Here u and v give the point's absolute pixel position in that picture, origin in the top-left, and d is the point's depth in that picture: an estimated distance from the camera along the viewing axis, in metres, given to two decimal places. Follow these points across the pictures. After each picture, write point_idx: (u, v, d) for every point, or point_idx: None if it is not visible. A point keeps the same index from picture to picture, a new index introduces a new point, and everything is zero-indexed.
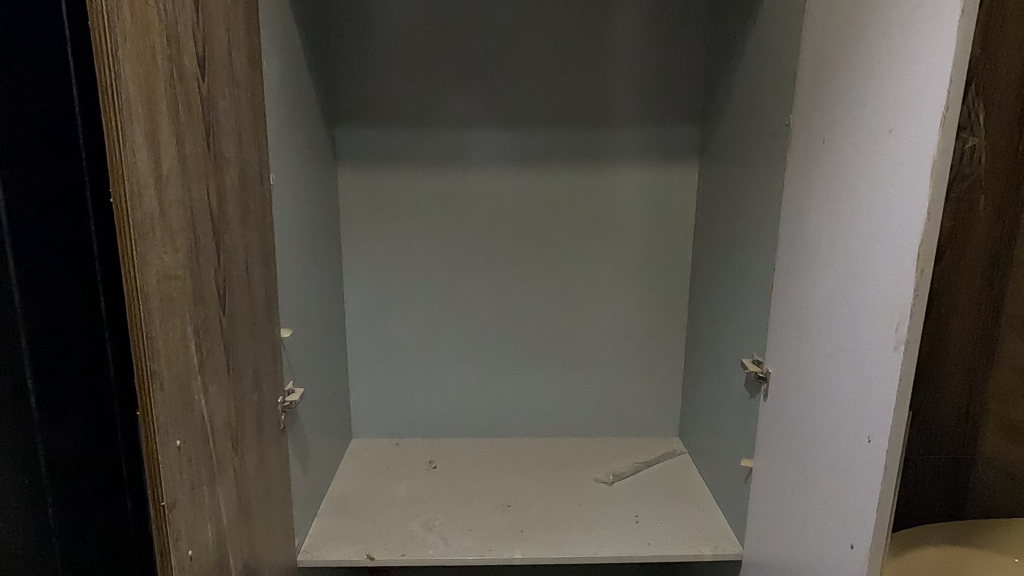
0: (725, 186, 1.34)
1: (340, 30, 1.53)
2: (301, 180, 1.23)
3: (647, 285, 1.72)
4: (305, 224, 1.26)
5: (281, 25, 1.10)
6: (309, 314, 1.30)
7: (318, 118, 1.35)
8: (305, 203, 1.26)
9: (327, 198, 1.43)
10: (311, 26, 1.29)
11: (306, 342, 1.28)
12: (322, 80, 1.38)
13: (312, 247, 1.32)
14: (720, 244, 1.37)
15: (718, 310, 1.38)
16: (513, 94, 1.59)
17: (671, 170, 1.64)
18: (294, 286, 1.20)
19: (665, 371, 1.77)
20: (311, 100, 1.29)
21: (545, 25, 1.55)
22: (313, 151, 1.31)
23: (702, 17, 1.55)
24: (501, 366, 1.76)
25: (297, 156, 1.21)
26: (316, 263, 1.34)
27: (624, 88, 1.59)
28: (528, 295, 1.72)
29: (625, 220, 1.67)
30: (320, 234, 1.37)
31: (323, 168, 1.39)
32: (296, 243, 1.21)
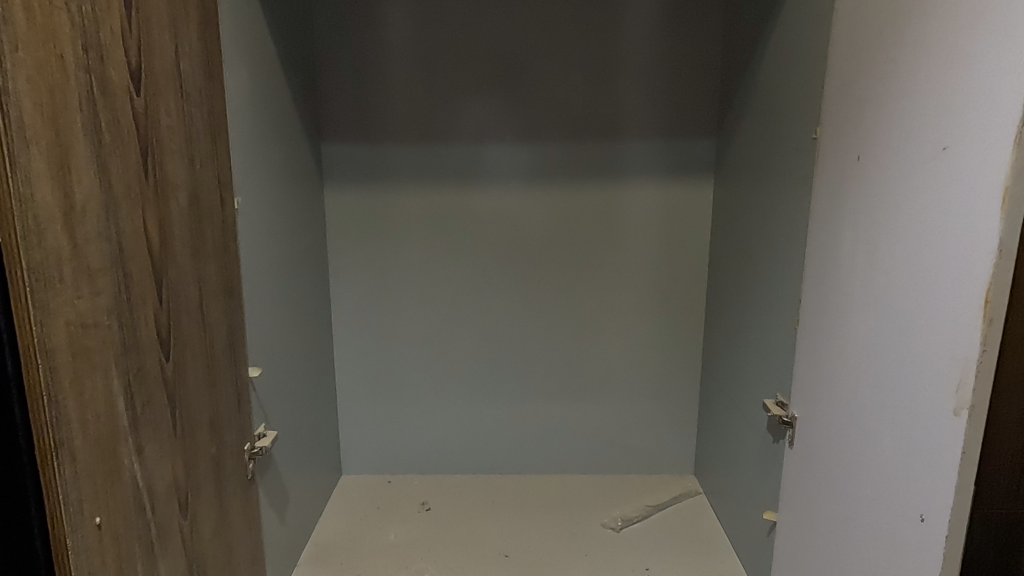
0: (744, 206, 1.22)
1: (327, 41, 1.44)
2: (277, 203, 1.13)
3: (661, 311, 1.59)
4: (283, 252, 1.16)
5: (248, 36, 1.00)
6: (288, 348, 1.20)
7: (299, 135, 1.25)
8: (281, 227, 1.16)
9: (311, 222, 1.33)
10: (290, 37, 1.20)
11: (284, 379, 1.18)
12: (305, 95, 1.28)
13: (292, 275, 1.22)
14: (739, 270, 1.25)
15: (737, 343, 1.26)
16: (514, 107, 1.48)
17: (685, 187, 1.53)
18: (268, 319, 1.10)
19: (680, 404, 1.64)
20: (289, 118, 1.19)
21: (547, 33, 1.44)
22: (292, 170, 1.21)
23: (718, 23, 1.43)
24: (503, 397, 1.65)
25: (272, 179, 1.11)
26: (297, 292, 1.24)
27: (633, 99, 1.48)
28: (532, 321, 1.60)
29: (635, 240, 1.55)
30: (302, 261, 1.27)
31: (305, 190, 1.29)
32: (270, 272, 1.11)
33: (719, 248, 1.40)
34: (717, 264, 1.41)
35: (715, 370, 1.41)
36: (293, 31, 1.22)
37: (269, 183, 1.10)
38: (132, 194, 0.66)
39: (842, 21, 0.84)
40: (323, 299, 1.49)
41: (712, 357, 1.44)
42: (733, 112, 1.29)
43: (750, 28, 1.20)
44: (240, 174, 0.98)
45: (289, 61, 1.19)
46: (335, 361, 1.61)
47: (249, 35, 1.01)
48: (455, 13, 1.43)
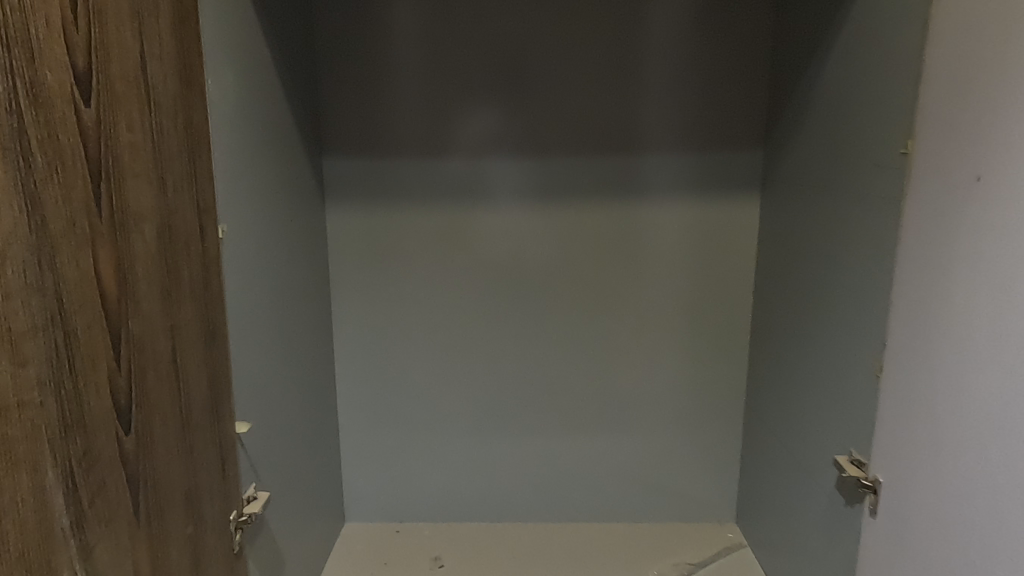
0: (806, 231, 1.08)
1: (329, 45, 1.31)
2: (270, 226, 0.99)
3: (699, 340, 1.45)
4: (277, 282, 1.02)
5: (235, 35, 0.86)
6: (283, 391, 1.05)
7: (298, 151, 1.12)
8: (275, 254, 1.01)
9: (312, 247, 1.20)
10: (286, 40, 1.06)
11: (279, 428, 1.04)
12: (305, 106, 1.15)
13: (289, 307, 1.08)
14: (798, 300, 1.11)
15: (795, 383, 1.11)
16: (537, 118, 1.34)
17: (725, 204, 1.38)
18: (259, 362, 0.95)
19: (720, 441, 1.49)
20: (286, 131, 1.05)
21: (574, 34, 1.31)
22: (290, 190, 1.07)
23: (766, 23, 1.29)
24: (524, 436, 1.50)
25: (265, 200, 0.97)
26: (295, 327, 1.10)
27: (669, 107, 1.34)
28: (556, 351, 1.46)
29: (670, 263, 1.41)
30: (301, 291, 1.13)
31: (305, 213, 1.15)
32: (262, 306, 0.96)
33: (769, 274, 1.25)
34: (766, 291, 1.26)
35: (764, 409, 1.27)
36: (291, 35, 1.09)
37: (262, 204, 0.96)
38: (76, 230, 0.52)
39: (946, 12, 0.70)
40: (323, 330, 1.35)
41: (759, 395, 1.29)
42: (789, 122, 1.15)
43: (811, 26, 1.06)
44: (225, 197, 0.84)
45: (286, 67, 1.06)
46: (337, 397, 1.47)
47: (236, 34, 0.86)
48: (470, 13, 1.29)
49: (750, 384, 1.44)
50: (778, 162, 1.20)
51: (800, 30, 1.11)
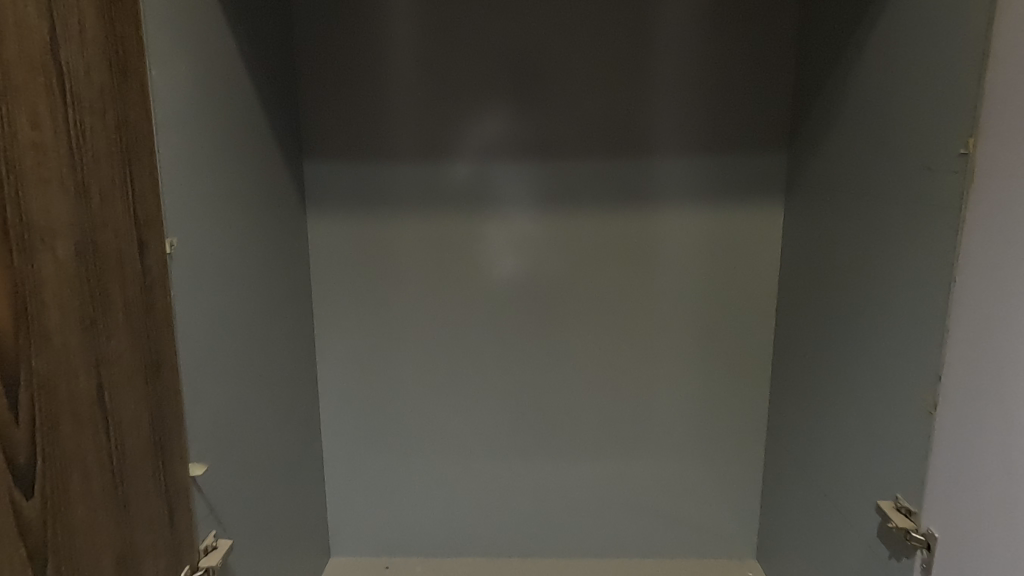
0: (839, 242, 0.96)
1: (311, 42, 1.21)
2: (239, 240, 0.89)
3: (715, 360, 1.33)
4: (247, 302, 0.92)
5: (189, 24, 0.76)
6: (255, 422, 0.95)
7: (273, 155, 1.01)
8: (245, 271, 0.91)
9: (292, 261, 1.10)
10: (257, 35, 0.96)
11: (250, 463, 0.93)
12: (282, 107, 1.05)
13: (262, 328, 0.97)
14: (830, 321, 0.99)
15: (824, 413, 1.00)
16: (540, 120, 1.23)
17: (744, 212, 1.27)
18: (224, 393, 0.85)
19: (738, 470, 1.38)
20: (258, 135, 0.95)
21: (580, 28, 1.20)
22: (263, 199, 0.97)
23: (790, 14, 1.18)
24: (524, 462, 1.39)
25: (231, 210, 0.86)
26: (269, 351, 1.00)
27: (682, 106, 1.23)
28: (559, 371, 1.35)
29: (682, 275, 1.30)
30: (277, 310, 1.03)
31: (283, 224, 1.05)
32: (228, 330, 0.86)
33: (795, 289, 1.14)
34: (791, 308, 1.15)
35: (789, 438, 1.15)
36: (264, 30, 0.98)
37: (227, 215, 0.85)
38: None
39: None
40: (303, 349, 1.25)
41: (782, 422, 1.18)
42: (819, 122, 1.03)
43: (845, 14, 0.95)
44: (178, 209, 0.73)
45: (257, 65, 0.96)
46: (321, 420, 1.37)
47: (191, 24, 0.76)
48: (465, 4, 1.19)
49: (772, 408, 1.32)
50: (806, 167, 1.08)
51: (830, 21, 1.00)
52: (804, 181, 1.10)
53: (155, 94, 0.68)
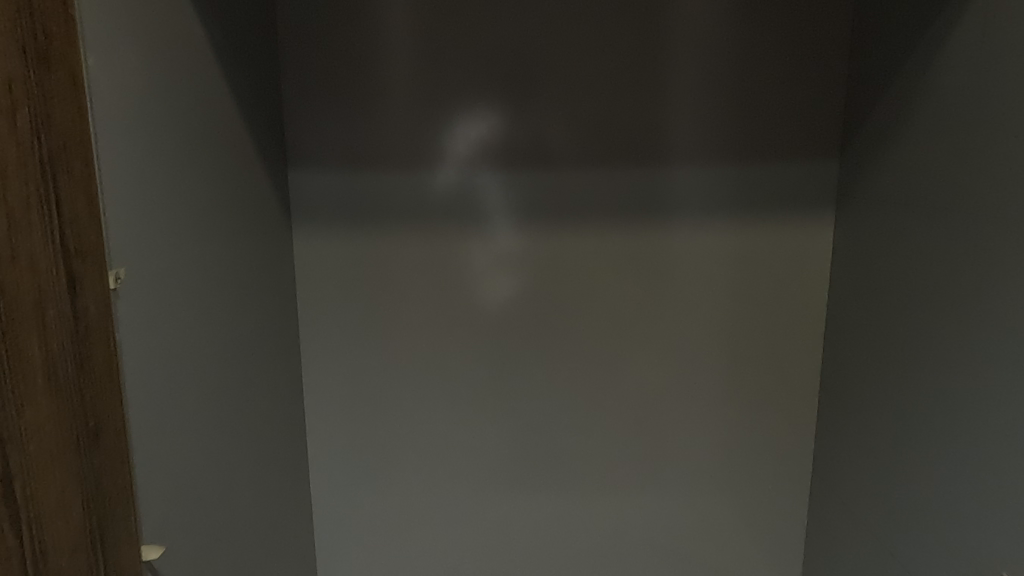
0: (944, 265, 0.85)
1: (295, 37, 1.07)
2: (216, 267, 0.76)
3: (746, 388, 1.22)
4: (228, 337, 0.79)
5: (145, 17, 0.62)
6: (240, 468, 0.83)
7: (257, 169, 0.89)
8: (226, 302, 0.79)
9: (279, 288, 0.97)
10: (236, 30, 0.83)
11: (233, 517, 0.81)
12: (265, 114, 0.92)
13: (245, 363, 0.85)
14: (931, 363, 0.88)
15: (923, 464, 0.89)
16: (541, 123, 1.10)
17: (778, 227, 1.15)
18: (201, 447, 0.73)
19: (772, 504, 1.28)
20: (237, 147, 0.82)
21: (594, 21, 1.06)
22: (245, 217, 0.84)
23: (842, 10, 1.06)
24: (532, 498, 1.27)
25: (208, 235, 0.74)
26: (254, 388, 0.88)
27: (711, 111, 1.10)
28: (573, 402, 1.22)
29: (709, 295, 1.17)
30: (262, 342, 0.91)
31: (269, 249, 0.93)
32: (205, 374, 0.73)
33: (876, 317, 1.03)
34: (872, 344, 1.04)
35: (869, 486, 1.04)
36: (243, 24, 0.85)
37: (201, 243, 0.72)
38: None
39: None
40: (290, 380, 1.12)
41: (860, 468, 1.07)
42: (919, 136, 0.91)
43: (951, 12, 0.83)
44: (137, 238, 0.60)
45: (234, 65, 0.82)
46: (308, 454, 1.25)
47: (147, 15, 0.62)
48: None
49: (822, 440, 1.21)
50: (897, 185, 0.96)
51: (928, 24, 0.89)
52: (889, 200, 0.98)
53: (97, 98, 0.54)
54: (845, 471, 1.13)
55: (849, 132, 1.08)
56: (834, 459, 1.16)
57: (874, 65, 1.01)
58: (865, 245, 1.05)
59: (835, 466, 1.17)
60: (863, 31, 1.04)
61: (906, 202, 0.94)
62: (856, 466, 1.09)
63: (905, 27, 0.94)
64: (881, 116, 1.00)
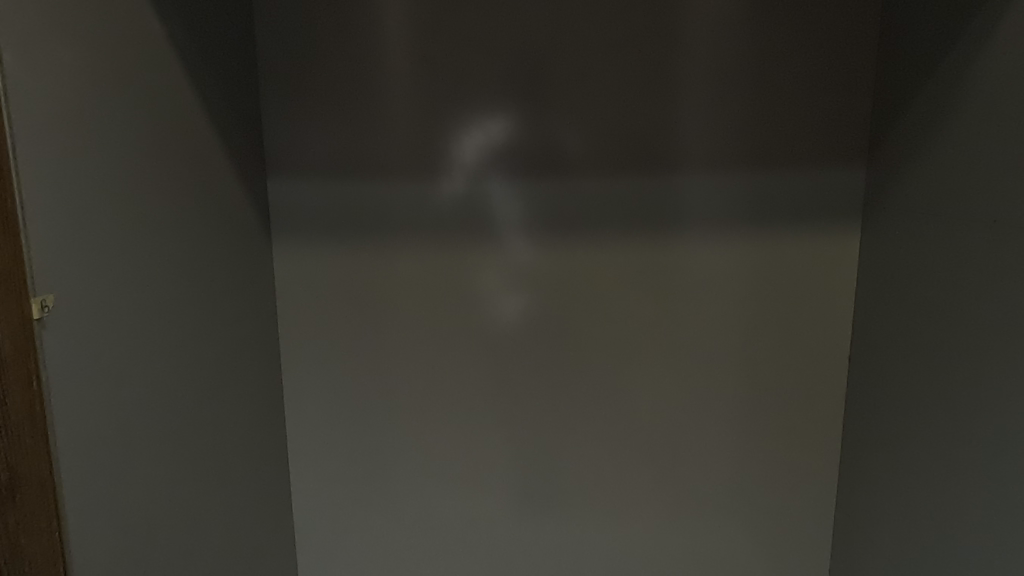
0: (985, 285, 0.77)
1: (278, 37, 1.00)
2: (176, 285, 0.69)
3: (763, 411, 1.13)
4: (190, 363, 0.72)
5: (82, 9, 0.55)
6: (206, 507, 0.76)
7: (228, 182, 0.82)
8: (187, 322, 0.72)
9: (252, 305, 0.90)
10: (202, 28, 0.76)
11: (195, 562, 0.74)
12: (237, 119, 0.85)
13: (212, 387, 0.78)
14: (972, 388, 0.79)
15: (964, 502, 0.81)
16: (554, 128, 1.02)
17: (798, 240, 1.07)
18: (157, 484, 0.66)
19: (791, 534, 1.19)
20: (201, 154, 0.75)
21: (609, 18, 0.99)
22: (213, 233, 0.78)
23: (870, 7, 0.98)
24: (533, 528, 1.19)
25: (165, 253, 0.67)
26: (224, 414, 0.81)
27: (729, 116, 1.02)
28: (579, 426, 1.14)
29: (723, 313, 1.10)
30: (233, 364, 0.84)
31: (243, 267, 0.86)
32: (161, 404, 0.66)
33: (907, 341, 0.94)
34: (903, 366, 0.95)
35: (901, 523, 0.96)
36: (214, 27, 0.79)
37: (155, 259, 0.65)
38: None
39: None
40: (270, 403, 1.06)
41: (892, 501, 0.98)
42: (956, 143, 0.83)
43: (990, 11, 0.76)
44: (75, 261, 0.53)
45: (200, 65, 0.76)
46: (290, 479, 1.17)
47: (84, 7, 0.56)
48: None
49: (847, 468, 1.13)
50: (932, 193, 0.88)
51: (964, 25, 0.81)
52: (921, 212, 0.90)
53: (17, 98, 0.47)
54: (874, 504, 1.04)
55: (879, 136, 1.00)
56: (863, 491, 1.08)
57: (905, 66, 0.93)
58: (897, 258, 0.96)
59: (863, 499, 1.08)
60: (895, 28, 0.96)
61: (942, 212, 0.86)
62: (886, 500, 1.00)
63: (939, 27, 0.86)
64: (914, 122, 0.92)
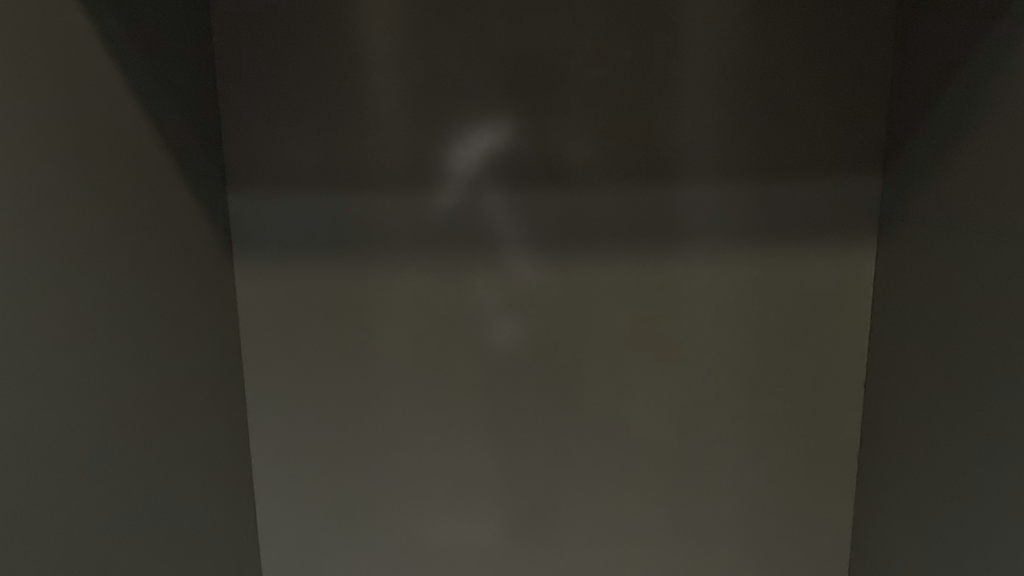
0: (1010, 309, 0.70)
1: (238, 42, 0.92)
2: (59, 310, 0.61)
3: (772, 436, 1.06)
4: (85, 385, 0.65)
5: None
6: (115, 551, 0.69)
7: (140, 197, 0.75)
8: (75, 354, 0.64)
9: (173, 329, 0.82)
10: (99, 33, 0.68)
11: None
12: (152, 129, 0.78)
13: (114, 422, 0.69)
14: (1006, 419, 0.71)
15: (991, 545, 0.74)
16: (553, 135, 0.94)
17: (804, 255, 0.99)
18: (31, 535, 0.57)
19: (807, 562, 1.11)
20: (97, 167, 0.67)
21: (608, 18, 0.91)
22: (118, 250, 0.71)
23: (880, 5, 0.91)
24: (525, 563, 1.11)
25: (48, 273, 0.60)
26: (132, 451, 0.72)
27: (737, 125, 0.94)
28: (575, 454, 1.06)
29: (724, 333, 1.02)
30: (144, 396, 0.75)
31: (160, 287, 0.79)
32: (48, 434, 0.60)
33: (925, 363, 0.87)
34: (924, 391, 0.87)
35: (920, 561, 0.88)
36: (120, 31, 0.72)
37: (22, 287, 0.57)
38: None
39: None
40: (225, 433, 0.97)
41: (911, 537, 0.91)
42: (977, 154, 0.76)
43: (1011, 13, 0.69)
44: None
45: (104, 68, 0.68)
46: (256, 514, 1.09)
47: None
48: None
49: (864, 494, 1.05)
50: (952, 207, 0.81)
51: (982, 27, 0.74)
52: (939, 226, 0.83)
53: None
54: (893, 537, 0.96)
55: (897, 142, 0.93)
56: (880, 522, 1.00)
57: (923, 70, 0.86)
58: (918, 273, 0.89)
59: (880, 530, 1.00)
60: (911, 28, 0.88)
61: (965, 226, 0.78)
62: (905, 533, 0.93)
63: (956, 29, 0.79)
64: (932, 131, 0.85)
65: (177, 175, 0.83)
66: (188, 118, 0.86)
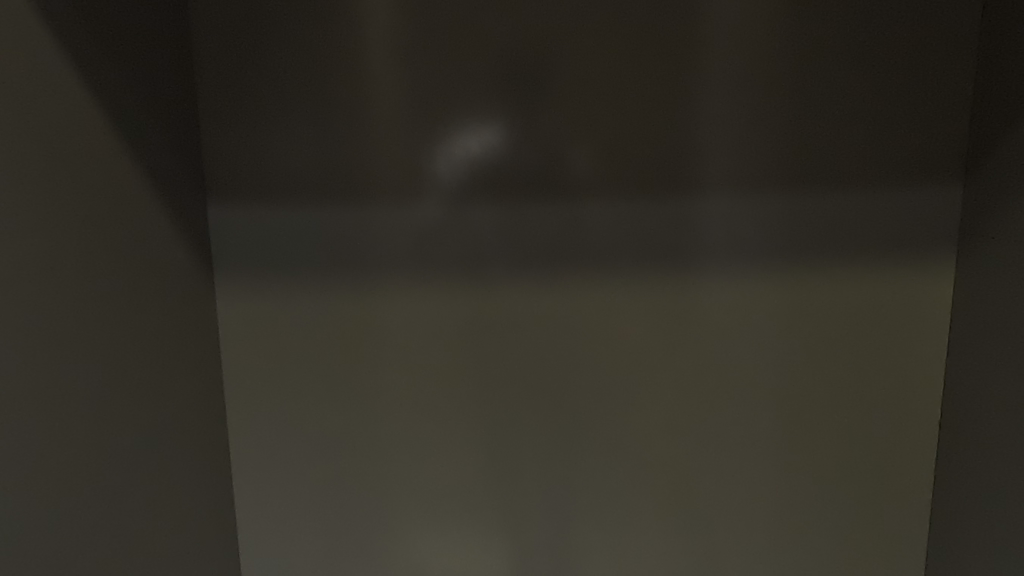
0: None
1: (216, 38, 0.82)
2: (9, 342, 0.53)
3: (817, 479, 0.94)
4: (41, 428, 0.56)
5: None
6: None
7: (110, 210, 0.66)
8: (21, 404, 0.54)
9: (148, 363, 0.73)
10: (57, 34, 0.59)
11: None
12: (123, 138, 0.69)
13: (73, 470, 0.60)
14: None
15: None
16: (557, 145, 0.84)
17: (844, 277, 0.87)
18: None
19: None
20: (53, 184, 0.58)
21: (628, 12, 0.80)
22: (81, 269, 0.62)
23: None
24: None
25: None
26: (99, 497, 0.63)
27: (764, 131, 0.83)
28: (596, 493, 0.95)
29: (762, 363, 0.90)
30: (112, 438, 0.66)
31: (133, 310, 0.70)
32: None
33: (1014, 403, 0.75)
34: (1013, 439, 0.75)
35: None
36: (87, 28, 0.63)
37: None
38: None
39: None
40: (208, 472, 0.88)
41: None
42: None
43: None
44: None
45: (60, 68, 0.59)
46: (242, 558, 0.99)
47: None
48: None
49: (939, 539, 0.92)
50: None
51: None
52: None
53: None
54: None
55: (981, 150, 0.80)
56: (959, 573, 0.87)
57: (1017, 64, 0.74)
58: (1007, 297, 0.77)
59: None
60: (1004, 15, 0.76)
61: None
62: None
63: None
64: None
65: (151, 190, 0.74)
66: (164, 125, 0.77)
